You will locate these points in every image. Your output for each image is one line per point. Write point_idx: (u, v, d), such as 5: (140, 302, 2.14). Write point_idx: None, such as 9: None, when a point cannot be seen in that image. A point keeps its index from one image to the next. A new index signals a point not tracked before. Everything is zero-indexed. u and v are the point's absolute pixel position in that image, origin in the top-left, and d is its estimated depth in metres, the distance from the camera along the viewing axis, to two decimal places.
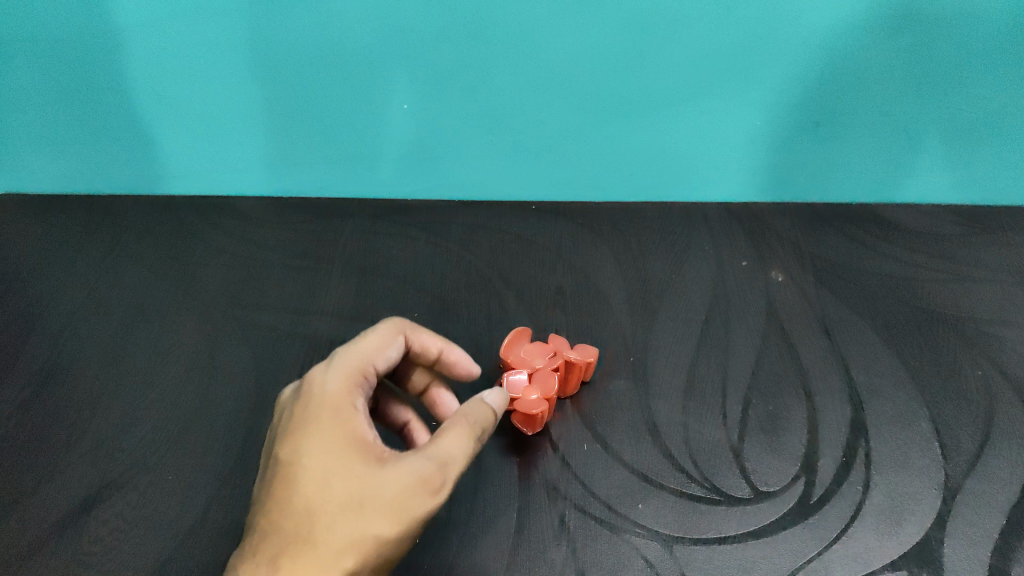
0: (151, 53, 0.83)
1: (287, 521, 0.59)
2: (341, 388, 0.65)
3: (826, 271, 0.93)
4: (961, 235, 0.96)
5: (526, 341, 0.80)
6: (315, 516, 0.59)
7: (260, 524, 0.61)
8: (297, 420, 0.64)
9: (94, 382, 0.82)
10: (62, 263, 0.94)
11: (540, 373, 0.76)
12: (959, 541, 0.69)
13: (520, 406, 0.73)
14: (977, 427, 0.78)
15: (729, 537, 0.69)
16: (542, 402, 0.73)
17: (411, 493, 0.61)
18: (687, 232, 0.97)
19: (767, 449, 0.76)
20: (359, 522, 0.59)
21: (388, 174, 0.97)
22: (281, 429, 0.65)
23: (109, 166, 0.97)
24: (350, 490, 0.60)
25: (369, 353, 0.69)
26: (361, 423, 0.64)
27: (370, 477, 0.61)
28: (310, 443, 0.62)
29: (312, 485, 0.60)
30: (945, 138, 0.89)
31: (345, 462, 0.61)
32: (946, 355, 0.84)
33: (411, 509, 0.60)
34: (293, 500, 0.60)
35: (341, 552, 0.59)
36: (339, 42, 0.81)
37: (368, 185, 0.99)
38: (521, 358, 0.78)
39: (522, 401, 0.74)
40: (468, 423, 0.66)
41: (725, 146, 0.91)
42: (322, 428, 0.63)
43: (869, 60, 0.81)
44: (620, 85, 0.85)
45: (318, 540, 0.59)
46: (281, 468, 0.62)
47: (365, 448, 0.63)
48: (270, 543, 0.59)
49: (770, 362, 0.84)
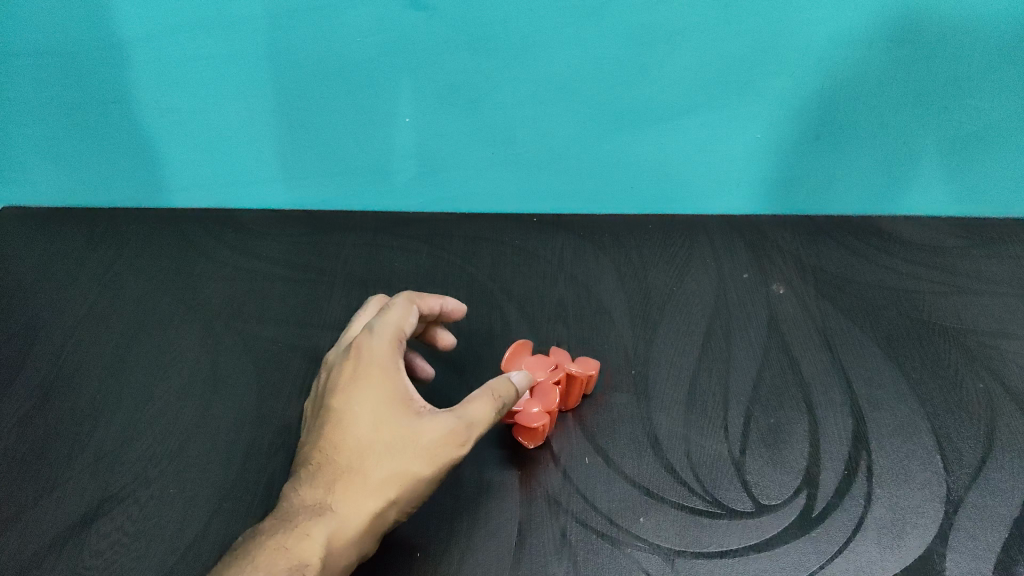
0: (153, 66, 0.83)
1: (340, 455, 0.65)
2: (386, 344, 0.70)
3: (827, 283, 0.93)
4: (961, 247, 0.96)
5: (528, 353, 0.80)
6: (362, 451, 0.64)
7: (310, 459, 0.66)
8: (343, 369, 0.69)
9: (96, 394, 0.82)
10: (65, 276, 0.95)
11: (542, 386, 0.76)
12: (961, 554, 0.69)
13: (522, 419, 0.73)
14: (979, 440, 0.77)
15: (731, 551, 0.69)
16: (543, 416, 0.74)
17: (449, 440, 0.65)
18: (688, 244, 0.97)
19: (768, 462, 0.76)
20: (401, 461, 0.64)
21: (390, 187, 0.97)
22: (328, 379, 0.70)
23: (111, 179, 0.97)
24: (395, 431, 0.65)
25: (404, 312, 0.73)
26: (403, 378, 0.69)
27: (412, 423, 0.66)
28: (358, 388, 0.67)
29: (360, 424, 0.65)
30: (946, 150, 0.89)
31: (390, 408, 0.66)
32: (948, 367, 0.84)
33: (448, 454, 0.65)
34: (344, 437, 0.65)
35: (385, 485, 0.63)
36: (342, 54, 0.82)
37: (370, 198, 0.99)
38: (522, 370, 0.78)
39: (523, 414, 0.74)
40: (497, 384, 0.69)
41: (726, 158, 0.91)
42: (370, 376, 0.68)
43: (870, 72, 0.81)
44: (621, 98, 0.85)
45: (364, 473, 0.64)
46: (332, 409, 0.67)
47: (408, 397, 0.68)
48: (322, 474, 0.64)
49: (771, 375, 0.84)
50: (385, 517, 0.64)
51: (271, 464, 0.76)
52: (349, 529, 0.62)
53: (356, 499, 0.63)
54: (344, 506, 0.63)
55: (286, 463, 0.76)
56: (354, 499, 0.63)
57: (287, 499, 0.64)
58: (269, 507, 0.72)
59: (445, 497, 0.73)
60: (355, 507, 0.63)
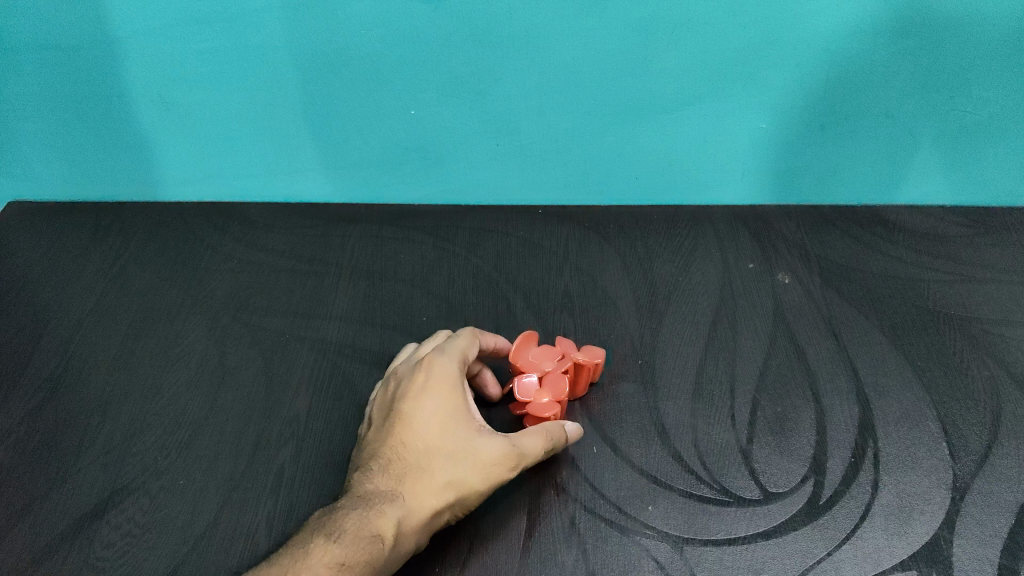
0: (156, 59, 0.83)
1: (408, 453, 0.66)
2: (457, 359, 0.71)
3: (832, 273, 0.93)
4: (966, 237, 0.96)
5: (534, 343, 0.79)
6: (431, 454, 0.66)
7: (378, 453, 0.67)
8: (414, 378, 0.71)
9: (104, 387, 0.82)
10: (71, 270, 0.95)
11: (551, 375, 0.77)
12: (967, 541, 0.69)
13: (533, 410, 0.74)
14: (984, 427, 0.78)
15: (739, 538, 0.69)
16: (554, 406, 0.74)
17: (509, 458, 0.67)
18: (693, 234, 0.97)
19: (775, 451, 0.76)
20: (467, 469, 0.65)
21: (394, 180, 0.98)
22: (397, 387, 0.72)
23: (116, 173, 0.97)
24: (460, 441, 0.67)
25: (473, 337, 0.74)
26: (468, 395, 0.71)
27: (476, 436, 0.67)
28: (429, 396, 0.69)
29: (429, 429, 0.67)
30: (948, 140, 0.89)
31: (456, 419, 0.68)
32: (953, 356, 0.84)
33: (505, 473, 0.67)
34: (414, 439, 0.67)
35: (448, 488, 0.65)
36: (347, 48, 0.82)
37: (375, 190, 0.99)
38: (530, 360, 0.78)
39: (533, 404, 0.74)
40: (556, 428, 0.71)
41: (730, 148, 0.91)
42: (441, 386, 0.69)
43: (874, 62, 0.81)
44: (625, 89, 0.85)
45: (431, 472, 0.65)
46: (401, 413, 0.69)
47: (472, 414, 0.70)
48: (391, 466, 0.66)
49: (777, 364, 0.84)
50: (441, 519, 0.65)
51: (280, 455, 0.76)
52: (416, 519, 0.63)
53: (422, 493, 0.64)
54: (412, 497, 0.64)
55: (295, 454, 0.76)
56: (420, 495, 0.64)
57: (356, 484, 0.65)
58: (279, 498, 0.72)
59: None
60: (421, 501, 0.64)
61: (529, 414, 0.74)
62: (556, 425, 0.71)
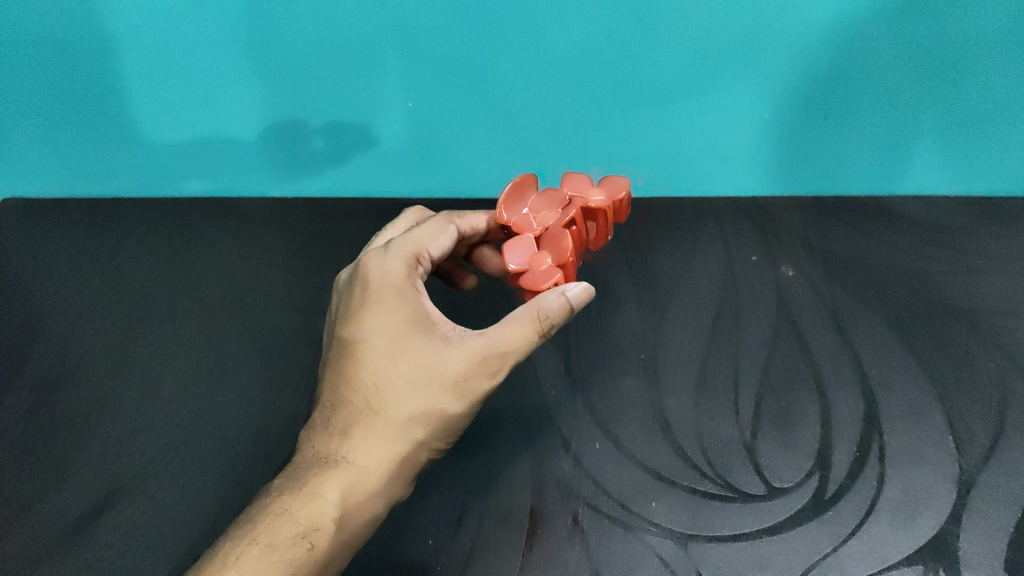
0: (150, 49, 0.83)
1: (358, 396, 0.66)
2: (400, 264, 0.69)
3: (836, 264, 0.91)
4: (970, 226, 0.94)
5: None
6: (380, 389, 0.66)
7: (330, 398, 0.68)
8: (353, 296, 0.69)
9: (101, 386, 0.82)
10: (67, 267, 0.94)
11: (552, 233, 0.71)
12: (972, 535, 0.69)
13: (531, 280, 0.70)
14: (990, 419, 0.77)
15: (743, 535, 0.70)
16: (552, 273, 0.69)
17: (476, 368, 0.66)
18: (696, 226, 0.96)
19: (780, 445, 0.75)
20: (422, 398, 0.65)
21: (365, 137, 0.91)
22: (341, 306, 0.71)
23: (110, 169, 0.96)
24: (410, 366, 0.66)
25: (423, 234, 0.72)
26: (425, 300, 0.69)
27: (430, 355, 0.66)
28: (371, 316, 0.68)
29: (375, 359, 0.66)
30: (953, 130, 0.88)
31: (407, 339, 0.67)
32: (959, 348, 0.83)
33: (468, 387, 0.66)
34: (361, 376, 0.66)
35: (409, 424, 0.65)
36: (343, 42, 0.81)
37: (346, 147, 0.92)
38: (529, 213, 0.75)
39: (534, 273, 0.70)
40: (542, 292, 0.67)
41: (731, 139, 0.90)
42: (383, 307, 0.68)
43: (877, 49, 0.81)
44: (626, 79, 0.84)
45: (384, 412, 0.65)
46: (347, 340, 0.68)
47: (425, 325, 0.68)
48: (342, 415, 0.66)
49: (782, 357, 0.83)
50: (415, 456, 0.66)
51: (280, 453, 0.75)
52: (374, 478, 0.64)
53: (375, 440, 0.65)
54: (362, 449, 0.65)
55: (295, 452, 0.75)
56: (376, 444, 0.65)
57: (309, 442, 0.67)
58: None
59: (456, 484, 0.73)
60: (380, 452, 0.65)
61: (526, 286, 0.70)
62: (552, 303, 0.65)
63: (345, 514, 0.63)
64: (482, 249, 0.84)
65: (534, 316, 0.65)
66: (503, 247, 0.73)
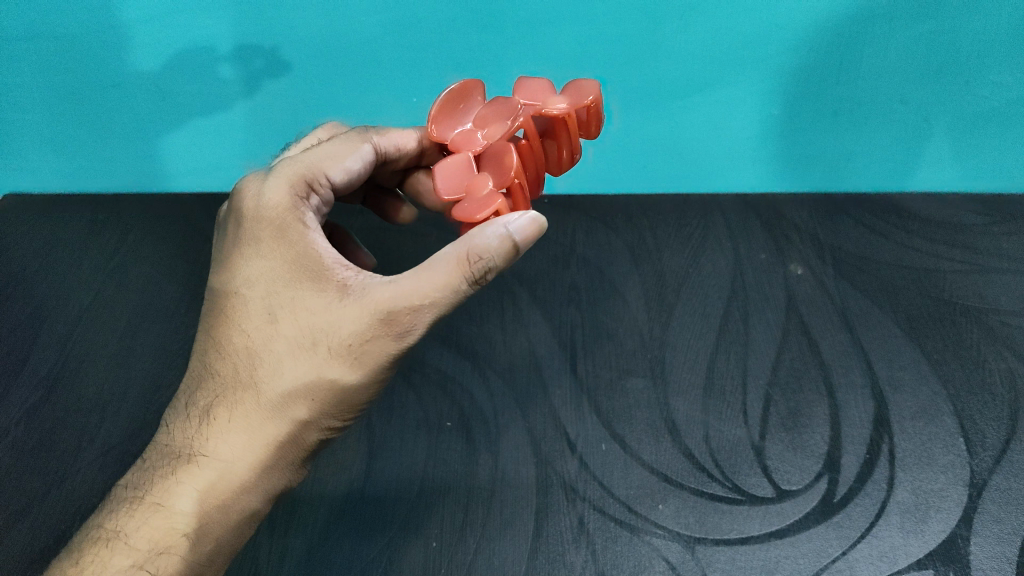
0: (157, 44, 0.86)
1: (229, 363, 0.54)
2: (283, 196, 0.56)
3: (846, 263, 0.89)
4: (983, 226, 0.92)
5: (483, 97, 0.60)
6: (254, 355, 0.53)
7: (197, 367, 0.56)
8: (230, 238, 0.57)
9: (102, 385, 0.81)
10: (68, 263, 0.93)
11: (496, 147, 0.55)
12: (984, 538, 0.68)
13: (463, 211, 0.53)
14: (1002, 421, 0.76)
15: (752, 538, 0.69)
16: (489, 200, 0.53)
17: (373, 329, 0.52)
18: (704, 225, 0.94)
19: (789, 448, 0.74)
20: (306, 367, 0.53)
21: (277, 61, 0.85)
22: (218, 248, 0.58)
23: (108, 163, 0.95)
24: (293, 327, 0.53)
25: (320, 162, 0.60)
26: (315, 238, 0.55)
27: (319, 312, 0.53)
28: (247, 262, 0.55)
29: (249, 318, 0.54)
30: (964, 128, 0.88)
31: (288, 292, 0.54)
32: (970, 348, 0.82)
33: (366, 354, 0.52)
34: (233, 339, 0.54)
35: (288, 402, 0.53)
36: (355, 36, 0.83)
37: (261, 74, 0.86)
38: (469, 126, 0.58)
39: (468, 201, 0.54)
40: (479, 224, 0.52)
41: (739, 137, 0.90)
42: (263, 250, 0.55)
43: (890, 45, 0.82)
44: (634, 74, 0.84)
45: (257, 386, 0.53)
46: (220, 293, 0.56)
47: (316, 272, 0.54)
48: (212, 386, 0.54)
49: (790, 358, 0.82)
50: (300, 438, 0.54)
51: None
52: (240, 471, 0.53)
53: (246, 421, 0.53)
54: (229, 433, 0.53)
55: None
56: (243, 429, 0.53)
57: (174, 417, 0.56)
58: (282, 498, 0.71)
59: (460, 486, 0.72)
60: (250, 436, 0.53)
61: (459, 219, 0.54)
62: (489, 242, 0.50)
63: (203, 519, 0.53)
64: (420, 174, 0.71)
65: (463, 257, 0.51)
66: (433, 168, 0.56)
